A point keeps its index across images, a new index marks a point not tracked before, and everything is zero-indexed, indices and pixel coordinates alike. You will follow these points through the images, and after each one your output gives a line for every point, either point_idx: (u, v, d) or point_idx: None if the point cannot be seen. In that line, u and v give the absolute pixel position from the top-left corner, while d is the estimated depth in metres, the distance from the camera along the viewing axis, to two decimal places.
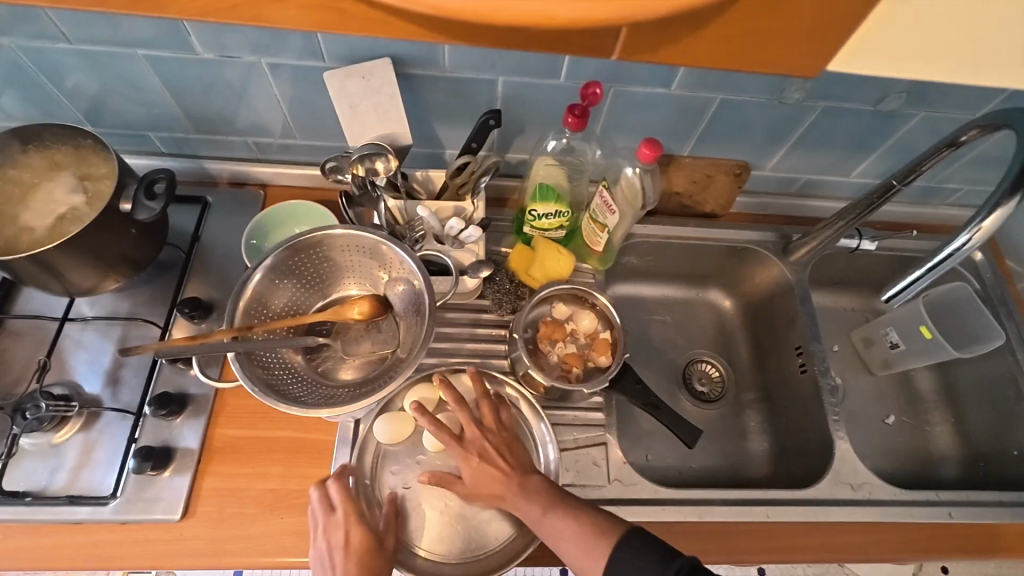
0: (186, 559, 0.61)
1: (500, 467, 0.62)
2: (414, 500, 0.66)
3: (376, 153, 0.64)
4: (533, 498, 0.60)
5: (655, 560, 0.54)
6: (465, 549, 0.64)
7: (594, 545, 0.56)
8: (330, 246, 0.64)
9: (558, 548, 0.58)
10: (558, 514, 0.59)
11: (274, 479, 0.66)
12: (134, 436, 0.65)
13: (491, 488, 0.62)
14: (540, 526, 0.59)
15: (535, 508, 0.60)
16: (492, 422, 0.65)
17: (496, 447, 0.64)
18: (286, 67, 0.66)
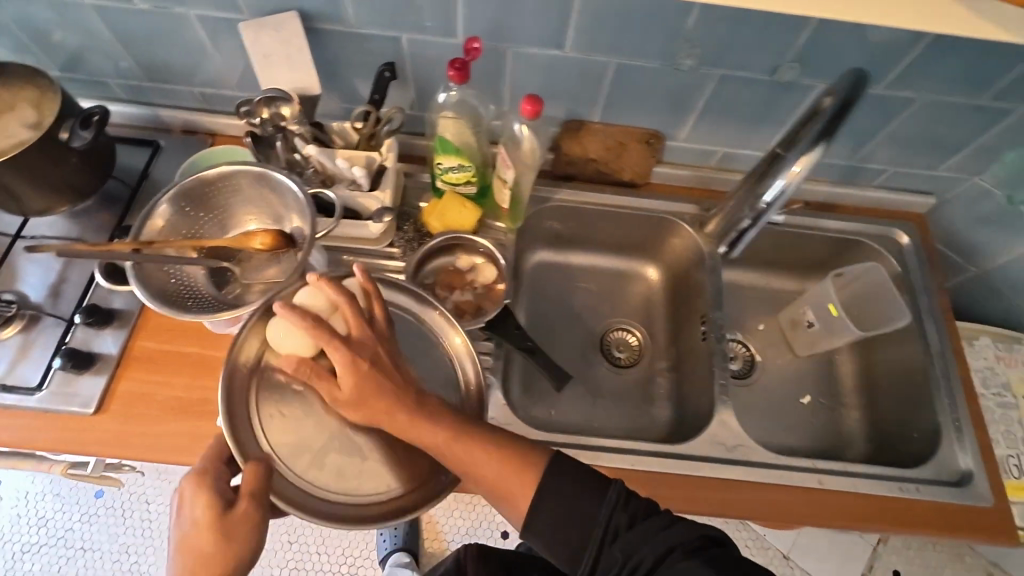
0: (93, 448, 0.70)
1: (390, 376, 0.59)
2: (304, 418, 0.63)
3: (282, 98, 0.71)
4: (444, 428, 0.60)
5: (592, 488, 0.59)
6: (352, 487, 0.62)
7: (516, 474, 0.60)
8: (237, 184, 0.71)
9: (479, 476, 0.60)
10: (479, 445, 0.61)
11: (180, 388, 0.74)
12: (64, 339, 0.74)
13: (383, 408, 0.58)
14: (446, 446, 0.60)
15: (449, 436, 0.60)
16: (384, 327, 0.62)
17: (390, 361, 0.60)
18: (211, 19, 0.73)
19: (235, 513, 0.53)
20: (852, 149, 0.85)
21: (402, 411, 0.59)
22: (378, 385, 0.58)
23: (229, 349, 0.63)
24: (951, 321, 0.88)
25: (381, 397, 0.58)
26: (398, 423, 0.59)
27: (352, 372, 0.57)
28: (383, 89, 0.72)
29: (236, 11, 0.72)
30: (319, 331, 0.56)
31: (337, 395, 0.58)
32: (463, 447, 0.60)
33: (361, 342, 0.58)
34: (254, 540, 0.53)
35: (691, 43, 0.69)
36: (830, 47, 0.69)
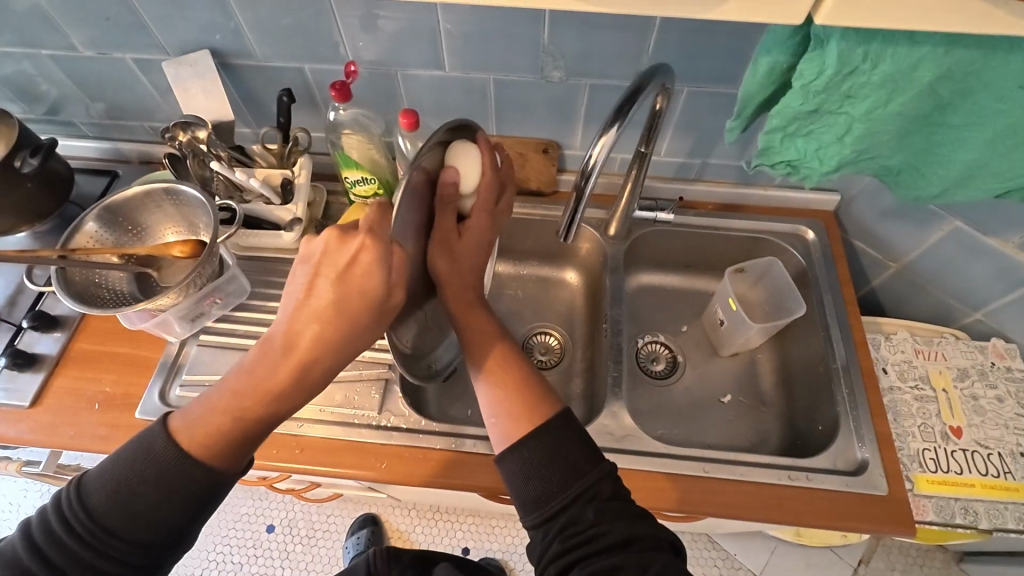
0: (25, 436, 0.78)
1: (484, 259, 0.70)
2: (415, 229, 0.61)
3: (196, 123, 0.81)
4: (495, 326, 0.69)
5: (587, 456, 0.58)
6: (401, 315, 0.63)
7: (539, 401, 0.63)
8: (157, 200, 0.81)
9: (496, 374, 0.65)
10: (510, 360, 0.66)
11: (107, 384, 0.82)
12: (13, 341, 0.84)
13: (464, 279, 0.68)
14: (496, 334, 0.68)
15: (490, 335, 0.68)
16: (501, 216, 0.73)
17: (486, 250, 0.70)
18: (146, 61, 0.86)
19: (384, 306, 0.54)
20: (740, 150, 0.89)
21: (470, 293, 0.68)
22: (475, 260, 0.68)
23: (430, 142, 0.59)
24: (853, 313, 0.88)
25: (469, 275, 0.68)
26: (463, 295, 0.68)
27: (483, 236, 0.69)
28: (287, 114, 0.81)
29: (163, 51, 0.84)
30: (490, 188, 0.67)
31: (452, 242, 0.66)
32: (502, 348, 0.67)
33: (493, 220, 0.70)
34: (373, 331, 0.55)
35: (553, 56, 0.77)
36: (680, 52, 0.74)
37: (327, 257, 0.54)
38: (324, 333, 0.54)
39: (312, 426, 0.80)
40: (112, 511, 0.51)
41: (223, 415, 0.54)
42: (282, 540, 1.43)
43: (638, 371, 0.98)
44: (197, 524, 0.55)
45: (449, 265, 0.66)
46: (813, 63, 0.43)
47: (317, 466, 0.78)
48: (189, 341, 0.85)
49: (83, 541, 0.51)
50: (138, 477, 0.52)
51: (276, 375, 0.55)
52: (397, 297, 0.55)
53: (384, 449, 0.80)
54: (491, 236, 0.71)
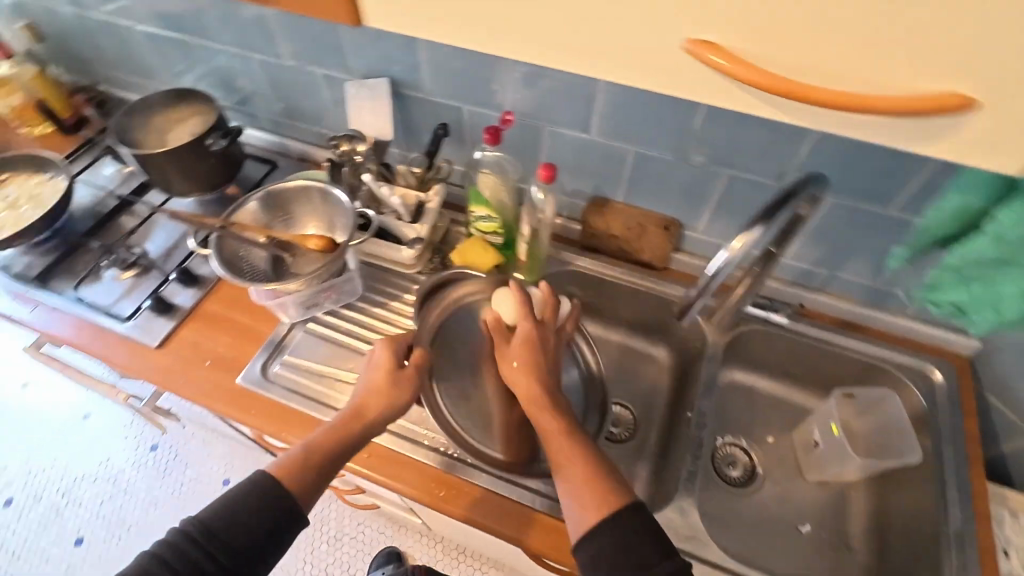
0: (147, 373, 0.88)
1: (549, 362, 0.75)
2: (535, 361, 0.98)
3: (357, 137, 0.91)
4: (569, 420, 0.69)
5: (656, 550, 0.56)
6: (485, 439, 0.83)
7: (600, 492, 0.60)
8: (310, 195, 0.90)
9: (564, 468, 0.64)
10: (587, 452, 0.65)
11: (221, 345, 0.91)
12: (159, 288, 0.96)
13: (528, 384, 0.71)
14: (556, 432, 0.67)
15: (560, 425, 0.68)
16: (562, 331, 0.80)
17: (549, 355, 0.76)
18: (330, 76, 0.98)
19: (400, 374, 0.74)
20: (873, 270, 0.84)
21: (540, 392, 0.70)
22: (533, 363, 0.73)
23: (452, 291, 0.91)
24: (977, 479, 0.78)
25: (539, 377, 0.72)
26: (532, 395, 0.71)
27: (534, 341, 0.74)
28: (436, 145, 0.90)
29: (348, 73, 0.95)
30: (527, 310, 0.77)
31: (503, 353, 0.76)
32: (576, 443, 0.66)
33: (544, 328, 0.77)
34: (393, 409, 0.72)
35: (699, 140, 0.78)
36: (833, 160, 0.73)
37: (379, 361, 0.74)
38: (375, 401, 0.71)
39: (382, 435, 0.83)
40: (219, 521, 0.60)
41: (302, 457, 0.67)
42: (313, 533, 1.47)
43: (712, 472, 0.93)
44: (280, 544, 0.63)
45: (513, 373, 0.73)
46: (1016, 213, 0.45)
47: (376, 475, 0.80)
48: (295, 326, 0.93)
49: (192, 540, 0.58)
50: (236, 496, 0.62)
51: (336, 426, 0.70)
52: (415, 375, 0.75)
53: (442, 475, 0.80)
54: (549, 342, 0.77)
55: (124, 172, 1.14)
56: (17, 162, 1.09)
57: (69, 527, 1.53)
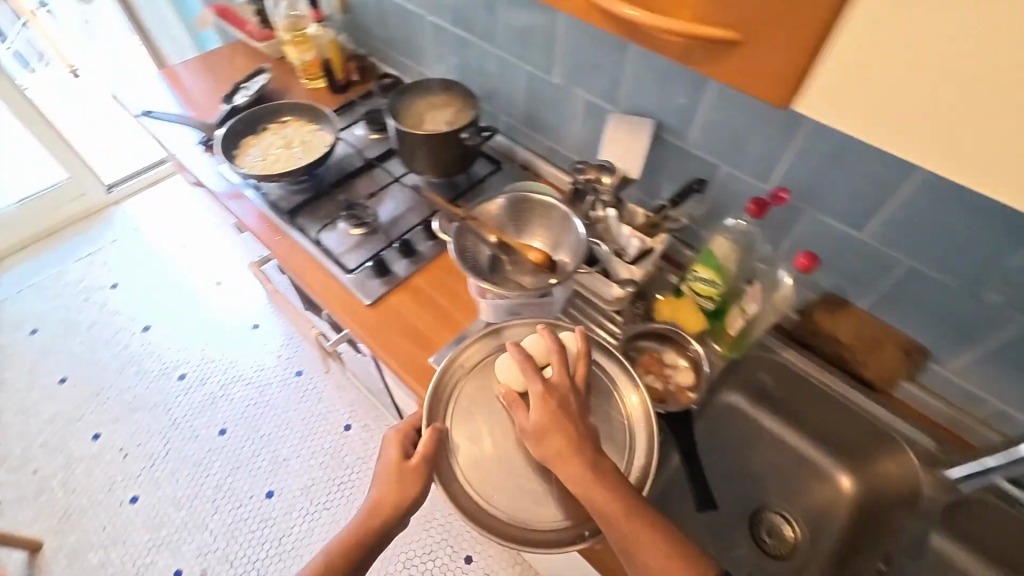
0: (355, 325, 0.97)
1: (568, 414, 0.71)
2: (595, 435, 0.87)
3: (607, 169, 0.93)
4: (620, 488, 0.67)
5: None
6: (529, 515, 0.75)
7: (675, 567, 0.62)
8: (549, 213, 0.93)
9: (622, 536, 0.64)
10: (642, 515, 0.65)
11: (421, 321, 0.97)
12: (381, 252, 1.05)
13: (547, 438, 0.69)
14: (599, 495, 0.66)
15: (612, 498, 0.65)
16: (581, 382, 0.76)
17: (573, 412, 0.72)
18: (592, 104, 1.00)
19: (404, 463, 0.75)
20: None
21: (571, 454, 0.68)
22: (559, 428, 0.69)
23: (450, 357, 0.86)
24: None
25: (562, 435, 0.69)
26: (560, 463, 0.68)
27: (547, 404, 0.71)
28: (684, 197, 0.89)
29: (612, 104, 0.96)
30: (528, 364, 0.74)
31: (520, 419, 0.73)
32: (636, 517, 0.65)
33: (557, 383, 0.73)
34: (408, 501, 0.74)
35: (1006, 278, 0.68)
36: None
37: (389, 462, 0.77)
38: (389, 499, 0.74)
39: None
40: None
41: (336, 553, 0.74)
42: None
43: None
44: None
45: (532, 442, 0.71)
46: None
47: None
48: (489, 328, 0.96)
49: None
50: None
51: (358, 525, 0.75)
52: (420, 461, 0.74)
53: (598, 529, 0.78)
54: (569, 400, 0.72)
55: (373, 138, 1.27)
56: (298, 108, 1.25)
57: (217, 416, 1.73)
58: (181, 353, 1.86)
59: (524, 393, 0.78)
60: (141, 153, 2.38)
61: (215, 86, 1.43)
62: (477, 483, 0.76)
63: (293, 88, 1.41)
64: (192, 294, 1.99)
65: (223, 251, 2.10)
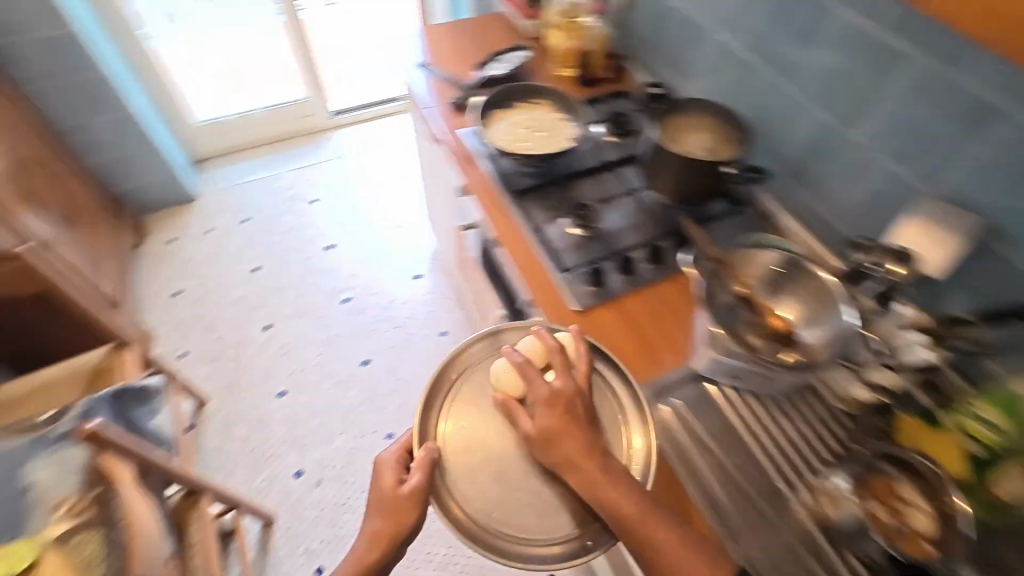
0: (557, 325, 0.95)
1: (574, 407, 0.74)
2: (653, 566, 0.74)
3: (901, 257, 0.80)
4: (629, 488, 0.70)
5: None
6: (524, 526, 0.74)
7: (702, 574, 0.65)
8: (814, 286, 0.83)
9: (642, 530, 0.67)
10: (659, 517, 0.69)
11: (624, 346, 0.93)
12: (598, 261, 1.02)
13: (557, 432, 0.72)
14: (610, 494, 0.69)
15: (623, 494, 0.69)
16: (584, 387, 0.77)
17: (582, 415, 0.74)
18: (896, 176, 0.87)
19: (400, 489, 0.76)
20: None
21: (573, 443, 0.71)
22: (569, 433, 0.72)
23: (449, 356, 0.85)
24: None
25: (573, 435, 0.72)
26: (566, 455, 0.71)
27: (558, 398, 0.74)
28: (999, 320, 0.74)
29: (928, 182, 0.83)
30: (525, 363, 0.76)
31: (519, 421, 0.75)
32: (654, 525, 0.68)
33: (563, 386, 0.75)
34: (406, 529, 0.77)
35: None
36: None
37: (385, 491, 0.78)
38: (395, 525, 0.77)
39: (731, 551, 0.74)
40: None
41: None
42: None
43: None
44: None
45: (533, 436, 0.73)
46: None
47: None
48: (693, 378, 0.89)
49: None
50: None
51: (370, 555, 0.77)
52: (418, 484, 0.75)
53: None
54: (575, 403, 0.74)
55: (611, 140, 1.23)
56: (551, 93, 1.25)
57: (365, 347, 1.86)
58: (350, 279, 2.02)
59: (520, 393, 0.79)
60: (361, 87, 2.58)
61: (469, 50, 1.48)
62: (472, 500, 0.75)
63: (540, 70, 1.40)
64: (375, 228, 2.15)
65: (410, 198, 2.24)
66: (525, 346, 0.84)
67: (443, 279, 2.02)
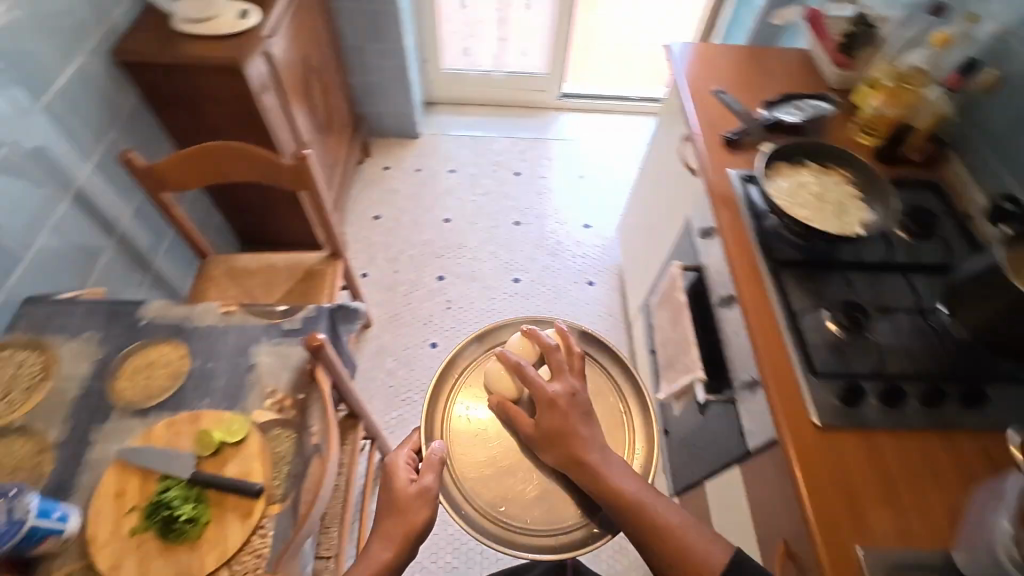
0: (787, 429, 0.82)
1: (573, 398, 0.81)
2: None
3: None
4: (624, 473, 0.78)
5: None
6: (538, 518, 0.82)
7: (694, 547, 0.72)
8: None
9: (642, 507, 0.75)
10: (656, 503, 0.76)
11: (865, 491, 0.77)
12: (858, 377, 0.86)
13: (553, 425, 0.79)
14: (607, 467, 0.77)
15: (618, 484, 0.76)
16: (580, 381, 0.84)
17: (580, 406, 0.80)
18: None
19: (404, 490, 0.82)
20: None
21: (572, 427, 0.78)
22: (563, 426, 0.78)
23: None
24: None
25: (569, 420, 0.79)
26: (561, 443, 0.78)
27: (548, 398, 0.80)
28: None
29: None
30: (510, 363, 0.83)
31: (519, 419, 0.83)
32: (653, 505, 0.75)
33: (557, 377, 0.83)
34: (423, 521, 0.81)
35: None
36: None
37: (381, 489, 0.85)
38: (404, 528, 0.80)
39: None
40: None
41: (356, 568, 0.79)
42: None
43: None
44: None
45: (535, 430, 0.81)
46: None
47: None
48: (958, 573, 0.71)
49: None
50: None
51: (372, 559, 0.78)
52: (422, 488, 0.81)
53: None
54: (574, 392, 0.81)
55: (905, 238, 1.03)
56: (851, 161, 1.08)
57: None
58: (526, 262, 2.04)
59: (516, 395, 0.88)
60: (591, 78, 2.55)
61: (756, 80, 1.34)
62: (477, 497, 0.84)
63: (833, 128, 1.22)
64: (565, 223, 2.15)
65: (606, 205, 2.20)
66: (514, 345, 0.93)
67: (614, 296, 1.97)
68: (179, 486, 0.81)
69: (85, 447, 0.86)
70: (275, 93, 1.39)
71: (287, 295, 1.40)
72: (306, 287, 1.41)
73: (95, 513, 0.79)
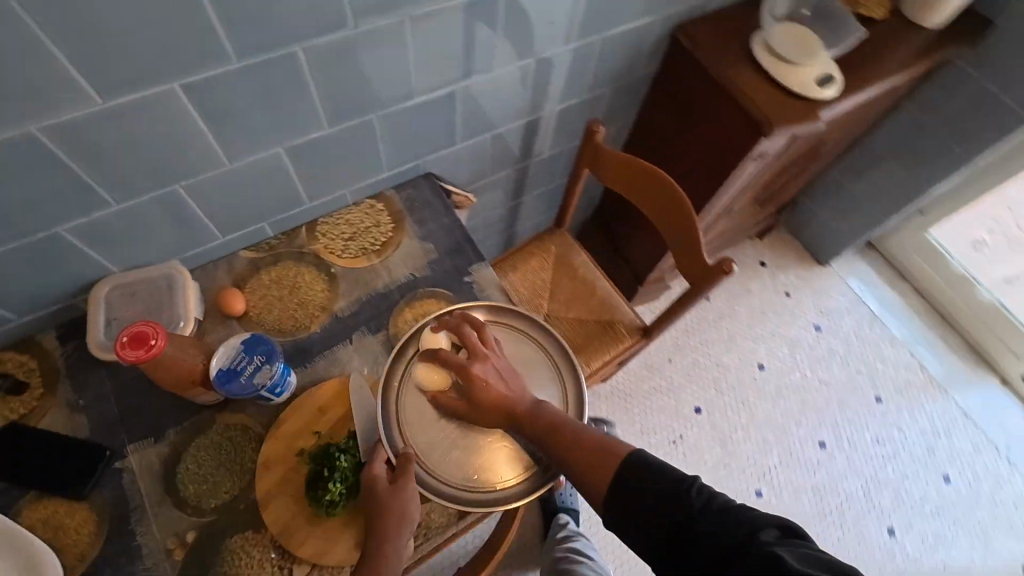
0: None
1: (479, 354, 0.77)
2: None
3: None
4: (540, 408, 0.74)
5: (772, 526, 0.58)
6: (495, 479, 0.76)
7: (609, 454, 0.68)
8: None
9: (568, 434, 0.71)
10: (575, 428, 0.72)
11: None
12: None
13: (482, 397, 0.74)
14: (534, 408, 0.74)
15: (538, 415, 0.73)
16: (487, 342, 0.79)
17: (491, 358, 0.77)
18: None
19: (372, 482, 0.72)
20: None
21: (495, 392, 0.74)
22: (482, 389, 0.75)
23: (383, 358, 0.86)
24: None
25: (486, 392, 0.74)
26: (490, 404, 0.74)
27: (460, 367, 0.76)
28: None
29: None
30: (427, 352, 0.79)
31: (444, 406, 0.77)
32: (567, 427, 0.72)
33: (483, 356, 0.77)
34: (416, 509, 0.71)
35: None
36: None
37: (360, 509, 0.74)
38: (387, 516, 0.69)
39: None
40: None
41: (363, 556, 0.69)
42: None
43: None
44: None
45: (466, 406, 0.76)
46: None
47: None
48: None
49: None
50: None
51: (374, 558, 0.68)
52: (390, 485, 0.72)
53: None
54: (483, 351, 0.77)
55: None
56: None
57: None
58: (788, 488, 1.57)
59: (437, 389, 0.79)
60: None
61: None
62: (447, 472, 0.76)
63: None
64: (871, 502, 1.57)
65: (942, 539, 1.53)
66: (431, 340, 0.81)
67: None
68: (351, 458, 0.77)
69: (343, 341, 0.87)
70: (766, 161, 1.13)
71: (575, 324, 1.27)
72: (593, 336, 1.26)
73: (297, 406, 0.80)
